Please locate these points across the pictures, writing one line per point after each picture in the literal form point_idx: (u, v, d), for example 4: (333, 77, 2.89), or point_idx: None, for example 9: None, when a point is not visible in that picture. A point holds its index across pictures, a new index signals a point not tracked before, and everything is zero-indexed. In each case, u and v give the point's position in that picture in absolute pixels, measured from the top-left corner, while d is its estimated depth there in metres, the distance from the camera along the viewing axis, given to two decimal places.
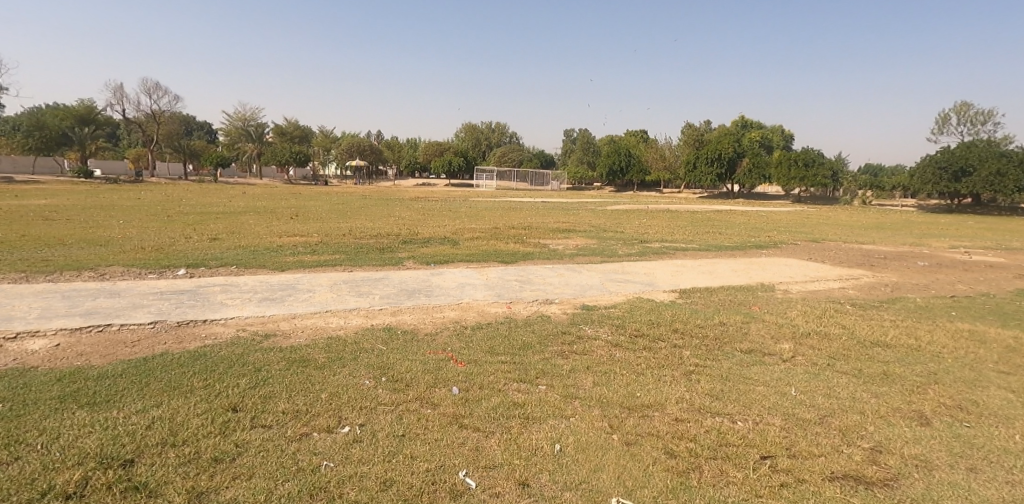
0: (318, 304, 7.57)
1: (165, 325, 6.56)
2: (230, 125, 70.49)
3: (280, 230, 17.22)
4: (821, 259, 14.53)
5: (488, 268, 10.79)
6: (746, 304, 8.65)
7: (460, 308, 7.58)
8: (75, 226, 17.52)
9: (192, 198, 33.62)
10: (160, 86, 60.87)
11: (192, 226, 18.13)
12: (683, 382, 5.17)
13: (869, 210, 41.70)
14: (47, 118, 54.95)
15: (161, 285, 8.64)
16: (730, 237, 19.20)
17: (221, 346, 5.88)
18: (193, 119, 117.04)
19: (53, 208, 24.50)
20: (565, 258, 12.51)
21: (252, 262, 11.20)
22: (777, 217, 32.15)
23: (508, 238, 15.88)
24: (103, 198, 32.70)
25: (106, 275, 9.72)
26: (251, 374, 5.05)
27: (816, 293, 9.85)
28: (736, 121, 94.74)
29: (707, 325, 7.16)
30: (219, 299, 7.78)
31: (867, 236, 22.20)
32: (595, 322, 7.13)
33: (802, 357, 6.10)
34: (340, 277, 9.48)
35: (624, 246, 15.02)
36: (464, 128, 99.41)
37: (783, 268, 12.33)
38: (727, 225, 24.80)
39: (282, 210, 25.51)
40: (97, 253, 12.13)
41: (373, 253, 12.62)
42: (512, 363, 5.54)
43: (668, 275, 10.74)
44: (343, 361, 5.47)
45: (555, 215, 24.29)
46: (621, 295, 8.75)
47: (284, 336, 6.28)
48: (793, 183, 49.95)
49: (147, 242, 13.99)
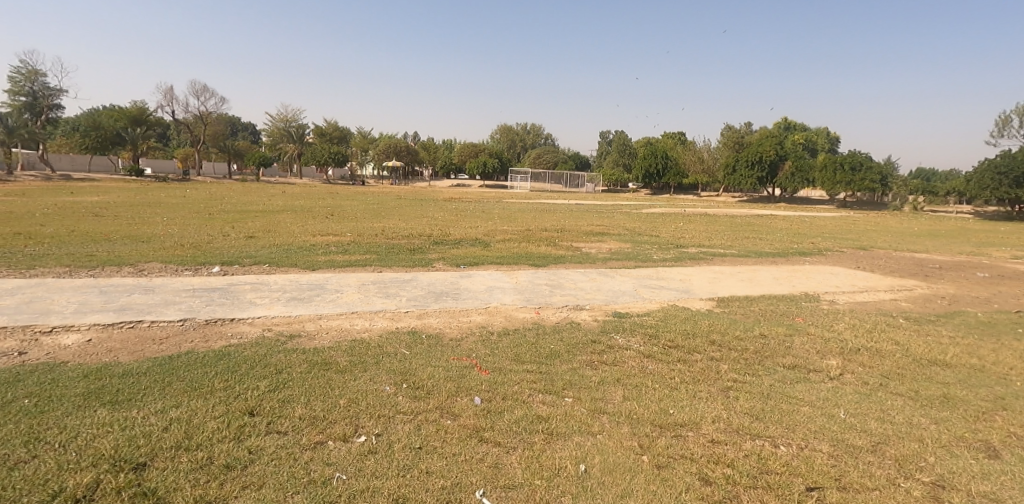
0: (345, 305, 7.49)
1: (194, 323, 6.55)
2: (272, 126, 72.15)
3: (315, 229, 17.36)
4: (870, 267, 13.83)
5: (518, 271, 10.57)
6: (788, 315, 8.22)
7: (488, 312, 7.40)
8: (120, 222, 18.00)
9: (233, 196, 34.39)
10: (207, 87, 62.77)
11: (230, 224, 18.45)
12: (720, 399, 4.87)
13: (921, 217, 39.89)
14: (102, 118, 57.17)
15: (194, 282, 8.70)
16: (771, 243, 18.52)
17: (246, 346, 5.83)
18: (237, 119, 120.36)
19: (102, 204, 25.35)
20: (598, 262, 12.20)
21: (284, 261, 11.25)
22: (821, 222, 31.00)
23: (540, 240, 15.63)
24: (150, 195, 33.78)
25: (143, 271, 9.87)
26: (272, 377, 4.95)
27: (865, 305, 9.32)
28: (779, 123, 92.19)
29: (747, 337, 6.79)
30: (248, 297, 7.78)
31: (919, 244, 21.15)
32: (627, 331, 6.85)
33: (851, 376, 5.71)
34: (369, 277, 9.40)
35: (660, 251, 14.59)
36: (500, 129, 99.48)
37: (828, 277, 11.75)
38: (769, 230, 23.97)
39: (318, 209, 25.84)
40: (137, 249, 12.38)
41: (404, 254, 12.56)
42: (538, 372, 5.32)
43: (705, 281, 10.32)
44: (364, 365, 5.34)
45: (589, 218, 23.92)
46: (655, 303, 8.42)
47: (309, 337, 6.20)
48: (839, 188, 48.21)
49: (185, 239, 14.26)
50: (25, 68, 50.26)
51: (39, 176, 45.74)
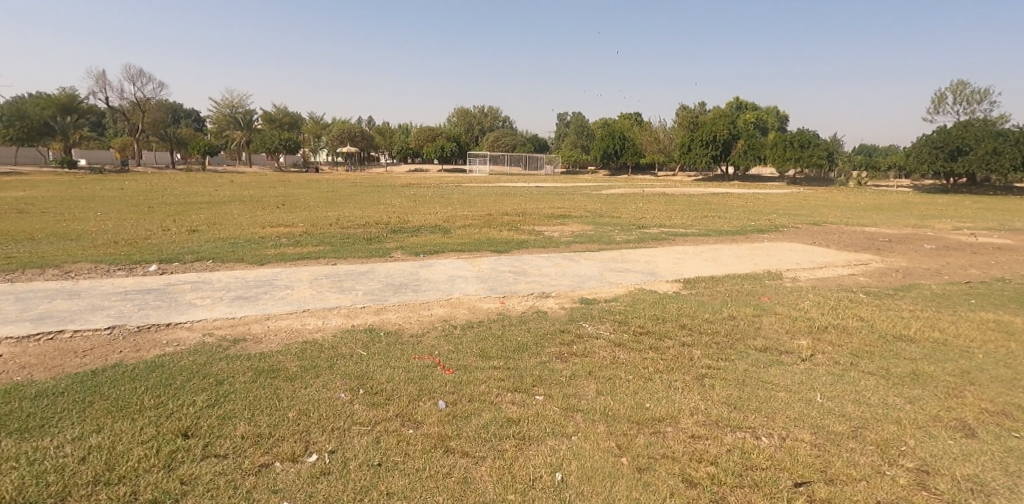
0: (295, 303, 6.99)
1: (124, 331, 6.01)
2: (217, 113, 69.19)
3: (264, 220, 16.56)
4: (825, 243, 14.03)
5: (480, 258, 10.19)
6: (755, 294, 8.12)
7: (449, 304, 7.02)
8: (50, 219, 16.78)
9: (177, 188, 32.75)
10: (144, 73, 59.63)
11: (172, 217, 17.46)
12: (697, 389, 4.66)
13: (866, 191, 41.25)
14: (28, 108, 53.65)
15: (128, 283, 8.03)
16: (729, 221, 18.67)
17: (183, 355, 5.35)
18: (180, 107, 115.40)
19: (31, 200, 23.74)
20: (561, 246, 11.93)
21: (230, 255, 10.60)
22: (774, 199, 31.60)
23: (501, 225, 15.27)
24: (85, 188, 31.88)
25: (71, 273, 9.10)
26: (211, 389, 4.54)
27: (827, 281, 9.34)
28: (730, 103, 93.92)
29: (717, 320, 6.63)
30: (187, 298, 7.19)
31: (868, 219, 21.71)
32: (595, 319, 6.58)
33: (823, 356, 5.60)
34: (322, 271, 8.88)
35: (622, 232, 14.46)
36: (457, 112, 98.24)
37: (788, 254, 11.80)
38: (726, 208, 24.22)
39: (268, 199, 24.82)
40: (67, 249, 11.49)
41: (360, 243, 12.01)
42: (506, 368, 5.00)
43: (670, 263, 10.18)
44: (316, 370, 4.93)
45: (549, 201, 23.71)
46: (621, 287, 8.21)
47: (255, 341, 5.73)
48: (788, 165, 49.37)
49: (121, 236, 13.34)
50: None
51: None
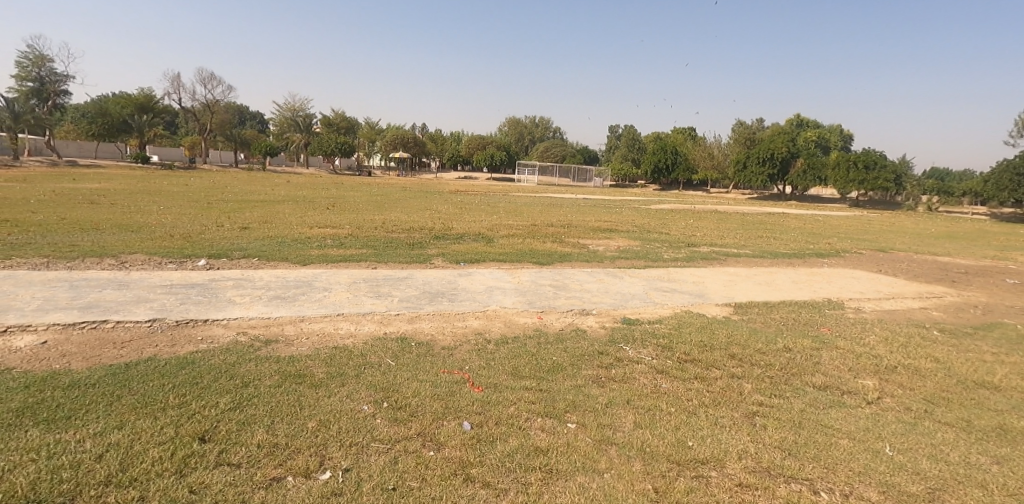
0: (330, 306, 6.89)
1: (163, 324, 6.00)
2: (279, 115, 71.69)
3: (313, 220, 16.82)
4: (892, 272, 13.13)
5: (521, 269, 9.94)
6: (813, 325, 7.56)
7: (486, 316, 6.80)
8: (115, 210, 17.53)
9: (236, 186, 33.88)
10: (214, 75, 62.41)
11: (227, 214, 17.95)
12: (746, 429, 4.26)
13: (936, 218, 38.93)
14: (109, 105, 56.87)
15: (174, 277, 8.13)
16: (786, 243, 17.81)
17: (215, 352, 5.26)
18: (246, 108, 120.53)
19: (101, 192, 24.93)
20: (606, 261, 11.56)
21: (275, 254, 10.70)
22: (835, 222, 30.17)
23: (546, 236, 14.99)
24: (152, 183, 33.36)
25: (124, 264, 9.33)
26: (236, 390, 4.40)
27: (893, 314, 8.65)
28: (791, 120, 90.90)
29: (770, 351, 6.16)
30: (227, 295, 7.20)
31: (939, 247, 20.34)
32: (637, 341, 6.22)
33: (890, 401, 5.08)
34: (361, 275, 8.80)
35: (671, 250, 13.94)
36: (509, 121, 98.73)
37: (850, 282, 11.08)
38: (782, 229, 23.21)
39: (320, 200, 25.31)
40: (125, 240, 11.87)
41: (403, 248, 11.97)
42: (539, 390, 4.71)
43: (720, 285, 9.67)
44: (343, 378, 4.76)
45: (597, 214, 23.28)
46: (667, 308, 7.79)
47: (286, 344, 5.62)
48: (852, 187, 47.13)
49: (177, 229, 13.73)
50: (32, 54, 50.02)
51: (45, 162, 45.56)
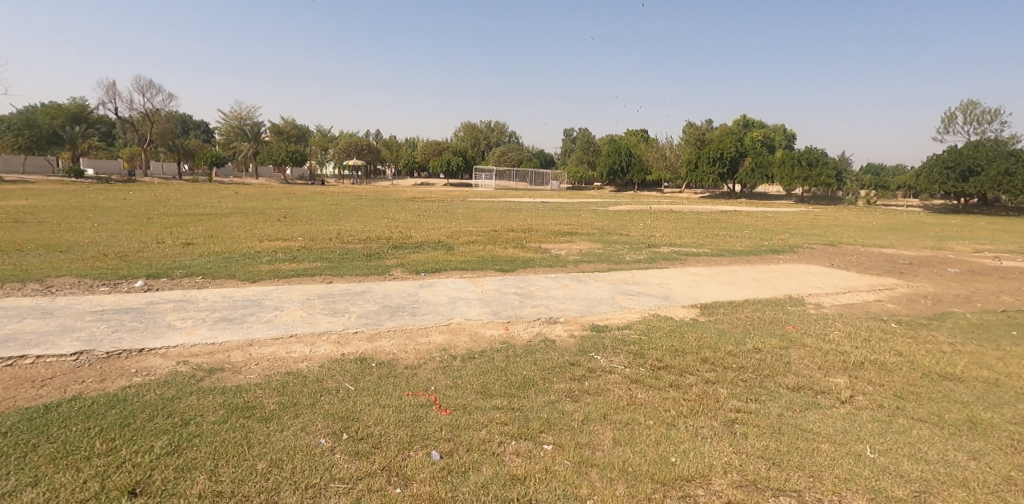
0: (282, 327, 6.44)
1: (91, 357, 5.46)
2: (225, 124, 69.32)
3: (262, 233, 16.12)
4: (845, 265, 13.42)
5: (483, 277, 9.64)
6: (779, 323, 7.53)
7: (450, 330, 6.48)
8: (45, 229, 16.41)
9: (180, 199, 32.42)
10: (153, 84, 59.90)
11: (168, 229, 17.02)
12: (728, 439, 4.08)
13: (876, 211, 40.58)
14: (37, 117, 53.74)
15: (107, 301, 7.50)
16: (742, 241, 18.09)
17: (152, 386, 4.81)
18: (189, 118, 116.39)
19: (29, 210, 23.38)
20: (569, 266, 11.39)
21: (221, 271, 10.10)
22: (785, 218, 31.00)
23: (506, 241, 14.74)
24: (87, 198, 31.57)
25: (51, 289, 8.60)
26: (174, 430, 4.03)
27: (853, 308, 8.73)
28: (736, 120, 93.64)
29: (741, 352, 6.05)
30: (167, 320, 6.65)
31: (884, 239, 21.05)
32: (607, 350, 6.01)
33: (864, 399, 5.01)
34: (315, 290, 8.34)
35: (632, 251, 13.90)
36: (463, 126, 98.38)
37: (808, 277, 11.22)
38: (736, 227, 23.62)
39: (270, 211, 24.40)
40: (53, 261, 11.02)
41: (359, 260, 11.51)
42: (510, 410, 4.43)
43: (684, 286, 9.61)
44: (296, 409, 4.38)
45: (555, 217, 23.21)
46: (634, 313, 7.63)
47: (233, 372, 5.18)
48: (796, 183, 48.69)
49: (113, 248, 12.88)
50: None
51: None
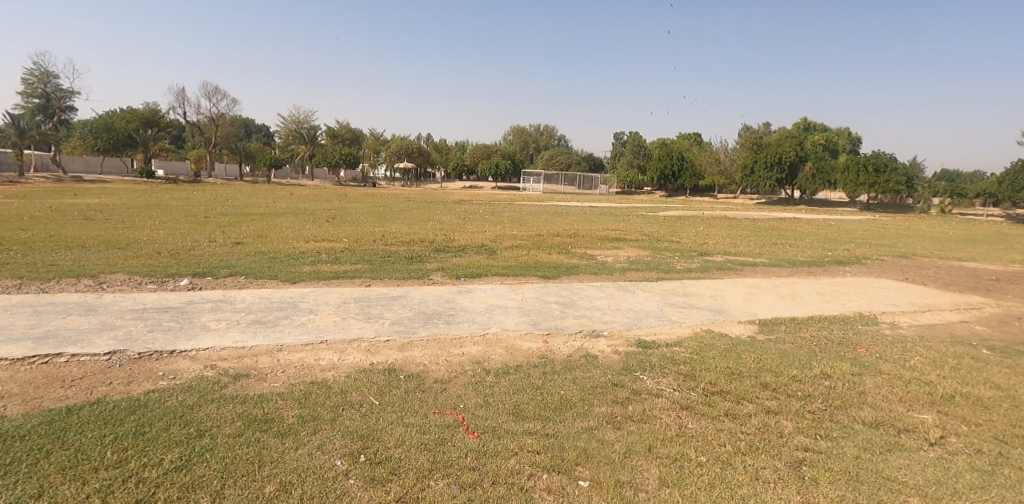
0: (313, 332, 6.22)
1: (123, 357, 5.36)
2: (284, 127, 71.58)
3: (310, 234, 16.25)
4: (919, 280, 12.35)
5: (525, 284, 9.26)
6: (848, 345, 6.83)
7: (487, 341, 6.12)
8: (108, 226, 17.07)
9: (238, 199, 33.48)
10: (219, 89, 62.50)
11: (222, 228, 17.44)
12: (794, 485, 3.62)
13: (950, 220, 37.86)
14: (113, 120, 56.88)
15: (149, 300, 7.49)
16: (802, 251, 17.06)
17: (175, 391, 4.63)
18: (251, 121, 121.46)
19: (99, 207, 24.53)
20: (616, 273, 10.88)
21: (265, 271, 10.10)
22: (849, 227, 29.28)
23: (552, 247, 14.31)
24: (154, 196, 33.06)
25: (101, 285, 8.73)
26: (188, 442, 3.80)
27: (933, 330, 7.89)
28: (798, 123, 89.97)
29: (806, 378, 5.45)
30: (202, 321, 6.55)
31: (961, 252, 19.47)
32: (655, 370, 5.51)
33: (955, 442, 4.40)
34: (351, 294, 8.14)
35: (684, 260, 13.23)
36: (514, 130, 98.60)
37: (878, 292, 10.32)
38: (796, 235, 22.39)
39: (321, 212, 24.77)
40: (109, 258, 11.32)
41: (401, 263, 11.35)
42: (545, 436, 4.04)
43: (741, 299, 8.96)
44: (316, 423, 4.10)
45: (604, 222, 22.62)
46: (685, 328, 7.08)
47: (258, 379, 4.97)
48: (861, 190, 46.12)
49: (167, 246, 13.18)
50: (38, 71, 50.17)
51: (50, 178, 45.46)
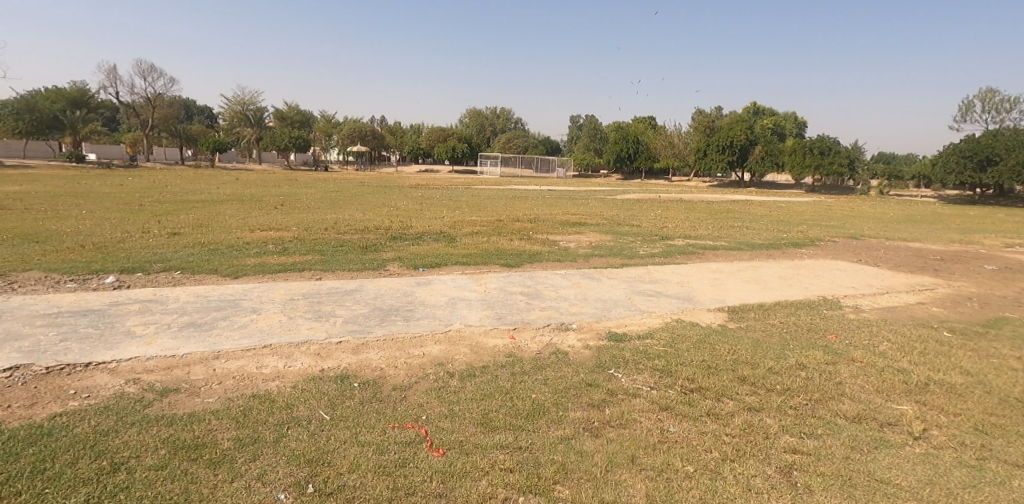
0: (256, 335, 5.64)
1: (27, 373, 4.69)
2: (227, 109, 68.48)
3: (255, 222, 15.35)
4: (873, 261, 12.52)
5: (486, 274, 8.82)
6: (818, 331, 6.70)
7: (448, 339, 5.69)
8: (30, 217, 15.74)
9: (178, 185, 31.67)
10: (155, 69, 59.09)
11: (158, 217, 16.32)
12: (788, 494, 3.38)
13: (891, 201, 39.32)
14: (39, 101, 53.11)
15: (66, 302, 6.71)
16: (759, 233, 17.18)
17: (87, 415, 4.08)
18: (193, 103, 116.32)
19: (21, 195, 22.70)
20: (579, 260, 10.58)
21: (204, 265, 9.34)
22: (799, 208, 29.91)
23: (511, 233, 13.90)
24: (85, 183, 30.91)
25: (14, 285, 7.86)
26: (99, 481, 3.35)
27: (895, 312, 7.88)
28: (747, 107, 91.84)
29: (783, 369, 5.23)
30: (126, 326, 5.86)
31: (907, 232, 20.05)
32: (629, 365, 5.20)
33: (939, 434, 4.24)
34: (300, 289, 7.53)
35: (645, 244, 13.06)
36: (469, 113, 97.43)
37: (839, 275, 10.35)
38: (751, 218, 22.64)
39: (268, 198, 23.65)
40: (26, 253, 10.31)
41: (354, 252, 10.74)
42: (517, 449, 3.67)
43: (707, 285, 8.78)
44: (255, 447, 3.66)
45: (562, 206, 22.34)
46: (656, 318, 6.81)
47: (188, 394, 4.44)
48: (807, 172, 47.36)
49: (95, 238, 12.16)
50: None
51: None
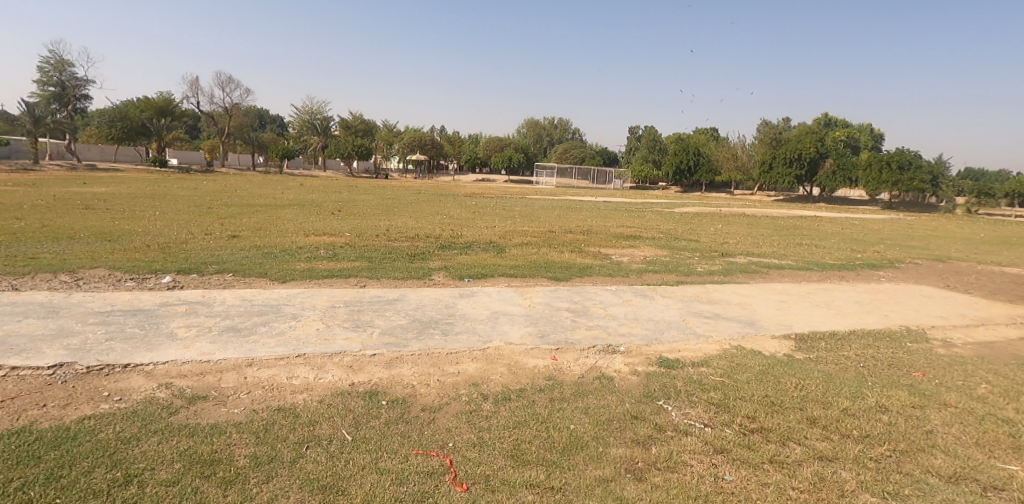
0: (291, 343, 5.49)
1: (68, 372, 4.63)
2: (297, 118, 71.23)
3: (311, 227, 15.59)
4: (962, 287, 11.41)
5: (533, 287, 8.46)
6: (900, 367, 5.99)
7: (487, 357, 5.37)
8: (106, 217, 16.56)
9: (246, 190, 32.90)
10: (232, 80, 62.16)
11: (223, 219, 16.86)
12: None
13: (978, 220, 36.44)
14: (128, 109, 56.80)
15: (119, 301, 6.80)
16: (830, 252, 16.07)
17: (114, 419, 3.91)
18: (266, 112, 122.22)
19: (104, 196, 24.08)
20: (633, 276, 10.07)
21: (256, 268, 9.43)
22: (874, 226, 28.08)
23: (563, 245, 13.50)
24: (162, 186, 32.58)
25: (78, 282, 8.10)
26: (109, 494, 3.16)
27: (992, 348, 7.03)
28: (818, 119, 87.95)
29: (860, 412, 4.74)
30: (169, 328, 5.82)
31: (998, 255, 18.35)
32: (681, 397, 4.75)
33: None
34: (342, 296, 7.41)
35: (705, 261, 12.38)
36: (527, 124, 97.87)
37: (923, 302, 9.42)
38: (820, 235, 21.34)
39: (327, 204, 24.15)
40: (95, 251, 10.72)
41: (402, 260, 10.63)
42: (549, 490, 3.33)
43: (772, 308, 8.11)
44: (271, 467, 3.42)
45: (618, 218, 21.76)
46: (713, 344, 6.27)
47: (215, 404, 4.23)
48: (884, 188, 44.59)
49: (160, 238, 12.59)
50: (54, 59, 50.12)
51: (63, 165, 45.39)
